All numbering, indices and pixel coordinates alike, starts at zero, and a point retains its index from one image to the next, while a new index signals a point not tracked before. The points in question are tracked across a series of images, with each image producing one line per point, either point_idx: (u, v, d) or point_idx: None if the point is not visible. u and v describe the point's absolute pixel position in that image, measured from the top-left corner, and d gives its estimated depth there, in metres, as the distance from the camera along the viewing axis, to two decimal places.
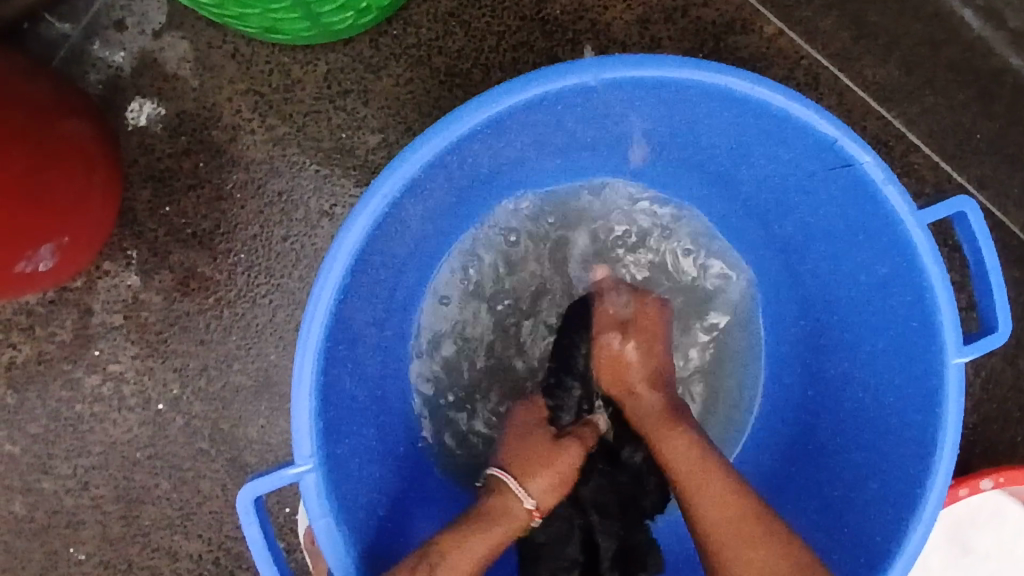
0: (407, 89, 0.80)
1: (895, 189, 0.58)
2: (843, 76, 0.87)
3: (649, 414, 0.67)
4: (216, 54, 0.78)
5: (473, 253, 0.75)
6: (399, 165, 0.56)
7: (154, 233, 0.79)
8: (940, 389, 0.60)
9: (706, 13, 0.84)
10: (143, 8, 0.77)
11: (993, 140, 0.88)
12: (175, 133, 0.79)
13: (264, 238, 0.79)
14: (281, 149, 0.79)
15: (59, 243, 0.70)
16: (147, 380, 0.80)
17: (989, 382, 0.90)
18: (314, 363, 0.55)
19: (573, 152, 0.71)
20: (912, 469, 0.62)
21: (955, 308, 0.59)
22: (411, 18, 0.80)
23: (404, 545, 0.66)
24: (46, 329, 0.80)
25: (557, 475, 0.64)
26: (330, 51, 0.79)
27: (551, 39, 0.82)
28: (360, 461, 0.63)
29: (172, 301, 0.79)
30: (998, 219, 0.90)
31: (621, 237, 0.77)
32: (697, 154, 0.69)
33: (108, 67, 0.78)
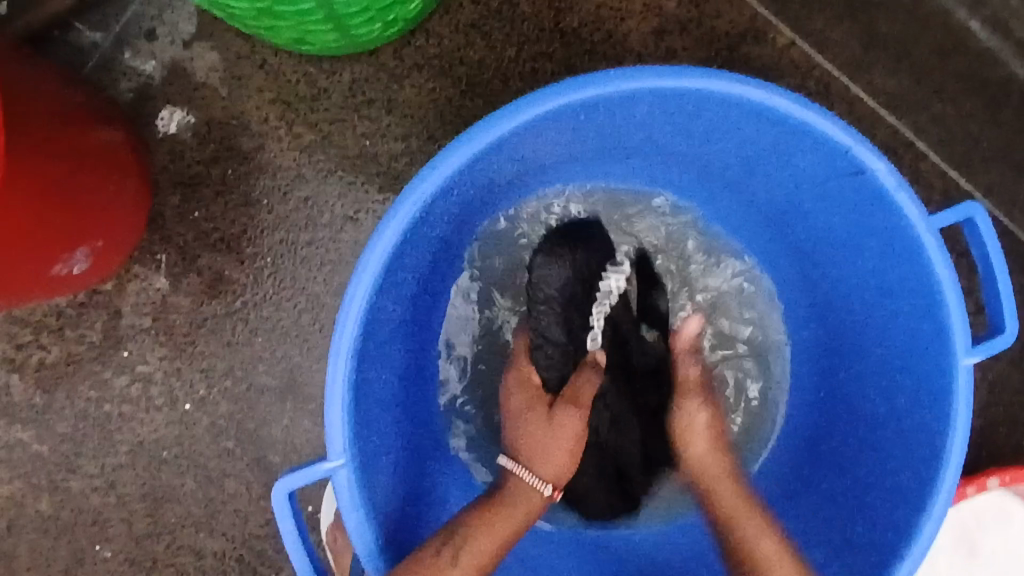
0: (430, 97, 0.82)
1: (908, 195, 0.60)
2: (854, 85, 0.89)
3: (700, 444, 0.71)
4: (244, 63, 0.80)
5: (500, 233, 0.76)
6: (430, 171, 0.58)
7: (183, 237, 0.81)
8: (951, 389, 0.62)
9: (719, 24, 0.86)
10: (174, 19, 0.80)
11: (1000, 149, 0.90)
12: (204, 140, 0.81)
13: (290, 242, 0.81)
14: (307, 157, 0.81)
15: (92, 247, 0.73)
16: (175, 381, 0.82)
17: (997, 385, 0.92)
18: (348, 363, 0.57)
19: (594, 158, 0.73)
20: (923, 468, 0.64)
21: (964, 311, 0.61)
22: (433, 29, 0.82)
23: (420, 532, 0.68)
24: (76, 330, 0.81)
25: (559, 450, 0.68)
26: (355, 61, 0.81)
27: (569, 49, 0.84)
28: (384, 456, 0.64)
29: (200, 303, 0.81)
30: (1005, 225, 0.92)
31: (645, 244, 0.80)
32: (714, 161, 0.71)
33: (138, 75, 0.80)
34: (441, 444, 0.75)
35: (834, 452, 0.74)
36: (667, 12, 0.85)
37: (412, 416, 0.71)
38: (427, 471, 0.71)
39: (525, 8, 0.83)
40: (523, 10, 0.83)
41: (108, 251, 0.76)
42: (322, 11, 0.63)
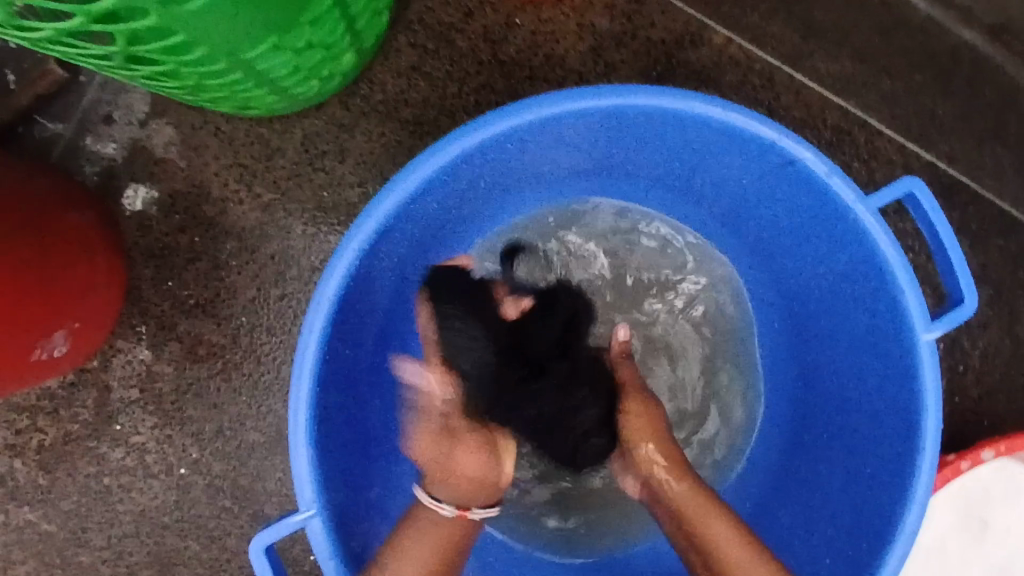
0: (380, 143, 0.85)
1: (841, 180, 0.61)
2: (797, 74, 0.89)
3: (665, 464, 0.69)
4: (199, 133, 0.84)
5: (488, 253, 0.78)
6: (366, 219, 0.60)
7: (160, 307, 0.84)
8: (916, 366, 0.62)
9: (655, 33, 0.87)
10: (129, 101, 0.83)
11: (957, 116, 0.90)
12: (169, 211, 0.84)
13: (262, 299, 0.84)
14: (269, 215, 0.84)
15: (69, 329, 0.76)
16: (167, 447, 0.84)
17: (987, 352, 0.92)
18: (309, 413, 0.59)
19: (538, 182, 0.74)
20: (901, 449, 0.64)
21: (918, 288, 0.61)
22: (376, 76, 0.85)
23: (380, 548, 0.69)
24: (69, 409, 0.84)
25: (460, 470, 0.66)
26: (304, 117, 0.84)
27: (510, 77, 0.86)
28: (351, 488, 0.66)
29: (184, 369, 0.84)
30: (973, 191, 0.92)
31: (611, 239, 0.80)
32: (655, 171, 0.72)
33: (101, 158, 0.84)
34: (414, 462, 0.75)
35: (815, 440, 0.74)
36: (601, 28, 0.87)
37: (381, 443, 0.72)
38: (398, 501, 0.72)
39: (462, 44, 0.85)
40: (460, 47, 0.85)
41: (87, 329, 0.78)
42: (254, 79, 0.65)
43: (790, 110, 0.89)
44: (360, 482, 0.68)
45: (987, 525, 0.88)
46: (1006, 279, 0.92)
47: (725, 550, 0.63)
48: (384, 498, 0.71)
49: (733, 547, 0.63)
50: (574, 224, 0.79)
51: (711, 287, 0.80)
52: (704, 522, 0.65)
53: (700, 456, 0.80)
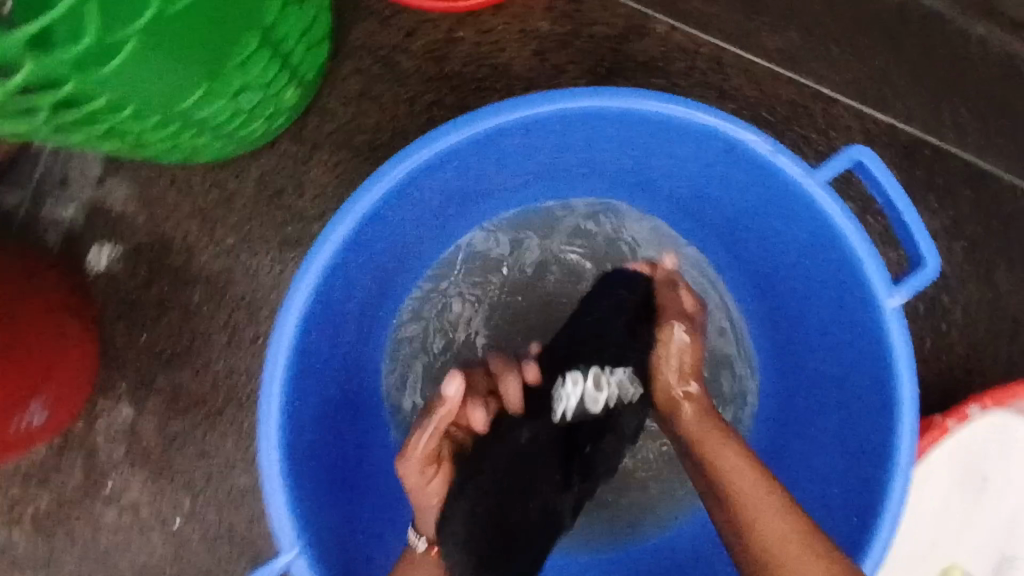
0: (336, 173, 0.85)
1: (786, 157, 0.61)
2: (745, 53, 0.89)
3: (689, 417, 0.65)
4: (155, 185, 0.84)
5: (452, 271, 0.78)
6: (317, 255, 0.60)
7: (137, 362, 0.84)
8: (885, 334, 0.62)
9: (598, 29, 0.87)
10: (82, 162, 0.84)
11: (909, 75, 0.90)
12: (135, 266, 0.84)
13: (238, 342, 0.84)
14: (234, 258, 0.84)
15: (48, 395, 0.76)
16: (160, 500, 0.84)
17: (968, 306, 0.91)
18: (280, 454, 0.59)
19: (493, 195, 0.74)
20: (881, 418, 0.63)
21: (876, 255, 0.61)
22: (324, 106, 0.85)
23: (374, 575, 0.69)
24: (60, 474, 0.84)
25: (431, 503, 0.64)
26: (257, 157, 0.84)
27: (459, 91, 0.86)
28: (337, 522, 0.66)
29: (168, 420, 0.84)
30: (937, 147, 0.91)
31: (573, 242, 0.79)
32: (608, 169, 0.72)
33: (62, 222, 0.84)
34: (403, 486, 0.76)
35: (800, 418, 0.73)
36: (543, 32, 0.86)
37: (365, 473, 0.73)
38: (389, 527, 0.73)
39: (406, 64, 0.85)
40: (405, 67, 0.85)
41: (66, 394, 0.78)
42: (195, 129, 0.64)
43: (743, 88, 0.89)
44: (343, 515, 0.68)
45: (986, 482, 0.87)
46: (980, 231, 0.91)
47: (775, 542, 0.55)
48: (372, 525, 0.71)
49: (783, 541, 0.55)
50: (536, 232, 0.79)
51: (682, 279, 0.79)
52: (759, 515, 0.56)
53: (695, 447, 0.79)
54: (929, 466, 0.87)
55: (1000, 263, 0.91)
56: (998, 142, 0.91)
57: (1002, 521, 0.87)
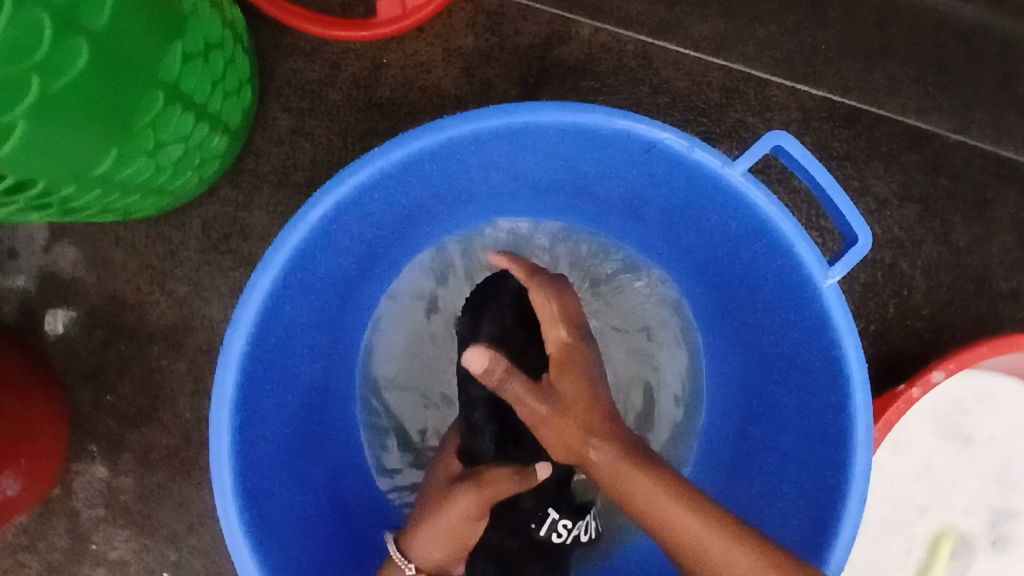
0: (279, 213, 0.85)
1: (702, 150, 0.61)
2: (671, 44, 0.89)
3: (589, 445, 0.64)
4: (102, 247, 0.84)
5: (404, 298, 0.79)
6: (247, 303, 0.61)
7: (106, 423, 0.85)
8: (825, 313, 0.62)
9: (521, 40, 0.87)
10: (28, 232, 0.84)
11: (839, 46, 0.90)
12: (92, 329, 0.85)
13: (203, 390, 0.84)
14: (189, 308, 0.84)
15: (17, 468, 0.76)
16: (146, 555, 0.85)
17: (930, 268, 0.90)
18: (235, 502, 0.60)
19: (430, 218, 0.75)
20: (833, 395, 0.64)
21: (805, 234, 0.61)
22: (259, 148, 0.85)
23: None
24: (44, 542, 0.85)
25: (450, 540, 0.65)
26: (199, 206, 0.85)
27: (391, 117, 0.86)
28: (310, 559, 0.67)
29: (143, 476, 0.84)
30: (877, 114, 0.90)
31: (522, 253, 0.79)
32: (540, 180, 0.72)
33: (16, 293, 0.85)
34: (380, 513, 0.76)
35: (763, 403, 0.73)
36: (467, 49, 0.87)
37: (340, 506, 0.73)
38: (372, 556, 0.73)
39: (335, 97, 0.86)
40: (334, 100, 0.86)
41: (39, 464, 0.78)
42: (121, 191, 0.65)
43: (673, 80, 0.89)
44: (319, 551, 0.69)
45: (970, 441, 0.84)
46: (931, 191, 0.90)
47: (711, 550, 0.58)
48: (355, 557, 0.71)
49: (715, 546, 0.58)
50: (483, 249, 0.79)
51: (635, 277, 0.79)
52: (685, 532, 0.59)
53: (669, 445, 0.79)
54: (910, 430, 0.84)
55: (956, 220, 0.90)
56: (937, 99, 0.90)
57: (987, 474, 0.84)
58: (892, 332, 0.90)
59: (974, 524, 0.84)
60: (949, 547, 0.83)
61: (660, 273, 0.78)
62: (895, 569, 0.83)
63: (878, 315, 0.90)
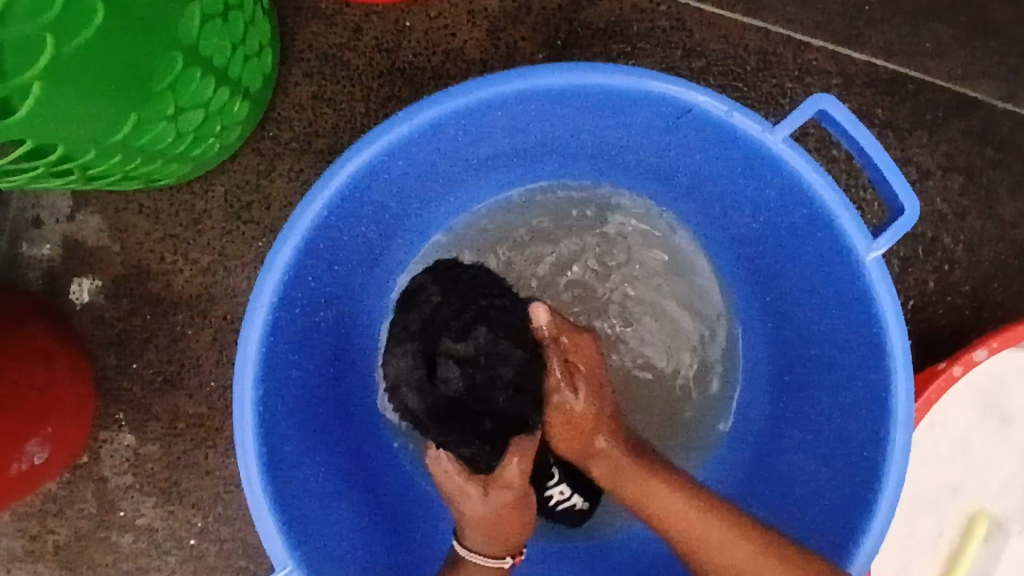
0: (302, 182, 0.84)
1: (740, 113, 0.58)
2: (705, 5, 0.85)
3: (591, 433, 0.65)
4: (125, 215, 0.84)
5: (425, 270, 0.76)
6: (269, 273, 0.60)
7: (132, 390, 0.85)
8: (868, 286, 0.59)
9: (549, 1, 0.84)
10: (51, 200, 0.84)
11: (884, 6, 0.85)
12: (117, 297, 0.85)
13: (227, 360, 0.84)
14: (212, 277, 0.84)
15: (43, 435, 0.76)
16: (173, 522, 0.85)
17: (973, 242, 0.86)
18: (260, 473, 0.60)
19: (454, 186, 0.73)
20: (872, 372, 0.62)
21: (848, 204, 0.59)
22: (280, 115, 0.83)
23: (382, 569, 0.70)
24: (72, 507, 0.86)
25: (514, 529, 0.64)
26: (222, 173, 0.83)
27: (414, 83, 0.84)
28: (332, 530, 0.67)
29: (169, 443, 0.85)
30: (921, 79, 0.86)
31: (547, 224, 0.77)
32: (568, 146, 0.70)
33: (41, 261, 0.85)
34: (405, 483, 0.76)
35: (798, 380, 0.71)
36: (493, 11, 0.84)
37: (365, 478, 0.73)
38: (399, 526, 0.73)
39: (357, 62, 0.83)
40: (356, 65, 0.83)
41: (64, 431, 0.79)
42: (141, 157, 0.64)
43: (707, 44, 0.85)
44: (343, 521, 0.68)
45: (1008, 421, 0.81)
46: (976, 162, 0.86)
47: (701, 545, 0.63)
48: (383, 531, 0.71)
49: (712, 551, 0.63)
50: (508, 219, 0.77)
51: (666, 251, 0.76)
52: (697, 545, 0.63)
53: (676, 437, 0.77)
54: (944, 409, 0.81)
55: (1001, 191, 0.86)
56: (987, 63, 0.85)
57: None
58: (929, 309, 0.87)
59: (1009, 506, 0.82)
60: (981, 531, 0.81)
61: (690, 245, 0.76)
62: (926, 551, 0.81)
63: (918, 290, 0.87)
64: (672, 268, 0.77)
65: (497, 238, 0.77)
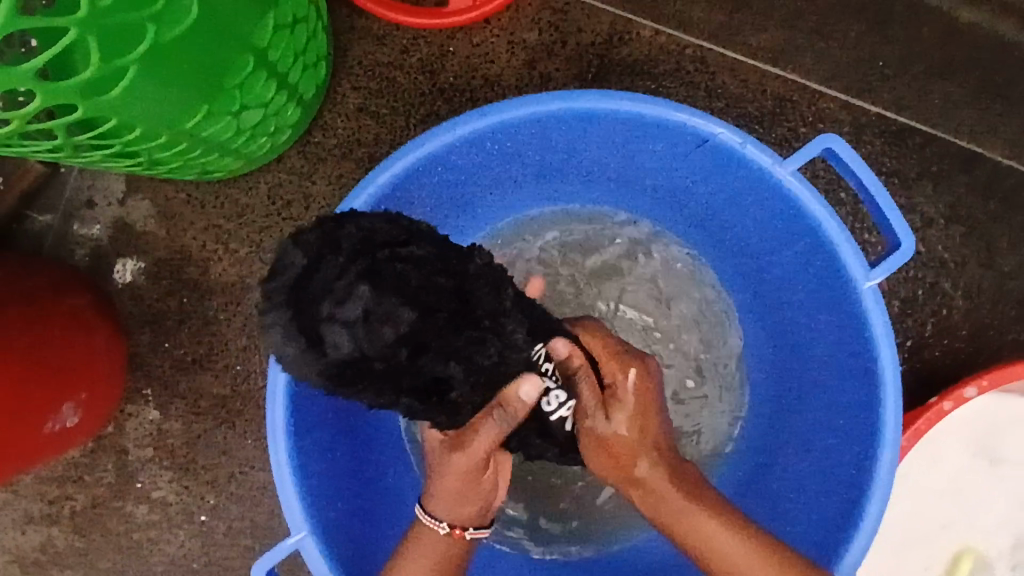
0: (340, 185, 0.90)
1: (755, 146, 0.64)
2: (728, 51, 0.91)
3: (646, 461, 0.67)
4: (174, 203, 0.90)
5: None
6: None
7: (161, 368, 0.90)
8: (863, 313, 0.64)
9: (583, 37, 0.90)
10: (106, 184, 0.90)
11: (898, 62, 0.91)
12: (157, 279, 0.90)
13: (253, 347, 0.89)
14: (248, 268, 0.89)
15: (77, 400, 0.81)
16: (187, 497, 0.89)
17: (972, 291, 0.90)
18: (287, 441, 0.65)
19: (482, 199, 0.78)
20: (865, 395, 0.66)
21: (850, 236, 0.63)
22: (326, 122, 0.90)
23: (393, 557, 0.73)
24: (92, 475, 0.90)
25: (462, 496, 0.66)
26: (267, 172, 0.89)
27: (453, 103, 0.90)
28: (350, 510, 0.70)
29: (191, 421, 0.89)
30: (928, 133, 0.91)
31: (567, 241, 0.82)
32: (592, 167, 0.75)
33: (90, 240, 0.90)
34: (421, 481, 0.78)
35: (792, 402, 0.75)
36: (531, 42, 0.90)
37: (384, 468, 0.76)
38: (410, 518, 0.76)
39: (402, 79, 0.90)
40: (401, 82, 0.90)
41: (95, 399, 0.83)
42: (202, 148, 0.69)
43: (728, 87, 0.91)
44: (360, 502, 0.72)
45: (999, 464, 0.84)
46: (978, 214, 0.91)
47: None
48: (380, 536, 0.72)
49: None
50: (532, 233, 0.81)
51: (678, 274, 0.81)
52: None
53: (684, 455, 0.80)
54: (936, 448, 0.84)
55: (1001, 243, 0.91)
56: (992, 122, 0.91)
57: (1013, 500, 0.84)
58: (926, 350, 0.90)
59: (994, 547, 0.84)
60: (965, 569, 0.84)
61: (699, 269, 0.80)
62: None
63: (915, 332, 0.90)
64: (683, 290, 0.81)
65: (526, 253, 0.81)
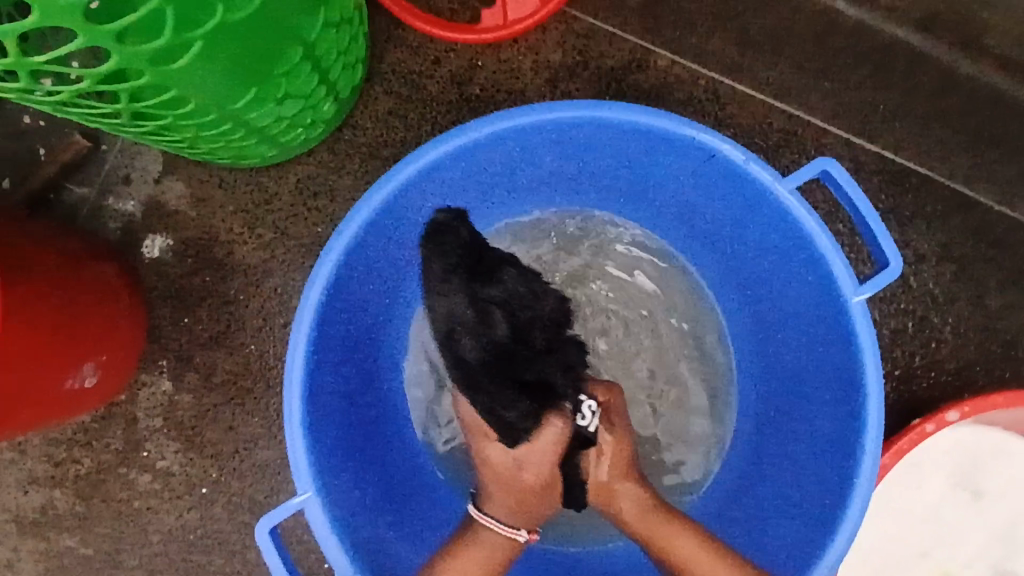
0: (366, 183, 0.95)
1: (756, 163, 0.68)
2: (738, 84, 0.97)
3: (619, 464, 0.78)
4: (206, 186, 0.95)
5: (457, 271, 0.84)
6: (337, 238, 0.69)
7: (178, 342, 0.93)
8: (851, 327, 0.68)
9: (604, 61, 0.96)
10: (144, 163, 0.95)
11: (899, 107, 0.96)
12: (183, 257, 0.94)
13: (269, 328, 0.93)
14: (271, 253, 0.94)
15: (98, 361, 0.84)
16: (190, 469, 0.92)
17: (960, 327, 0.94)
18: (302, 407, 0.67)
19: (496, 202, 0.82)
20: (851, 406, 0.69)
21: (841, 253, 0.67)
22: (357, 121, 0.95)
23: (389, 530, 0.77)
24: (101, 440, 0.93)
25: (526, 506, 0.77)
26: (296, 164, 0.94)
27: (477, 114, 0.96)
28: (353, 481, 0.74)
29: (202, 395, 0.93)
30: (926, 176, 0.96)
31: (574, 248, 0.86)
32: (603, 177, 0.80)
33: (123, 215, 0.95)
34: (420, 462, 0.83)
35: (782, 413, 0.78)
36: (555, 63, 0.96)
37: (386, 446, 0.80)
38: (407, 496, 0.80)
39: (431, 88, 0.96)
40: (430, 91, 0.96)
41: (113, 362, 0.86)
42: (244, 130, 0.75)
43: (736, 118, 0.97)
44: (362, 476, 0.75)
45: (981, 495, 0.86)
46: (969, 255, 0.95)
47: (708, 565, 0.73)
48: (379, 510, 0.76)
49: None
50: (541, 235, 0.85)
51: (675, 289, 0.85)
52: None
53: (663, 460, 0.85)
54: (922, 474, 0.87)
55: (990, 284, 0.95)
56: (985, 169, 0.96)
57: (992, 530, 0.86)
58: (913, 381, 0.94)
59: None
60: None
61: (696, 285, 0.84)
62: None
63: (904, 363, 0.94)
64: (679, 303, 0.85)
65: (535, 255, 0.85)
